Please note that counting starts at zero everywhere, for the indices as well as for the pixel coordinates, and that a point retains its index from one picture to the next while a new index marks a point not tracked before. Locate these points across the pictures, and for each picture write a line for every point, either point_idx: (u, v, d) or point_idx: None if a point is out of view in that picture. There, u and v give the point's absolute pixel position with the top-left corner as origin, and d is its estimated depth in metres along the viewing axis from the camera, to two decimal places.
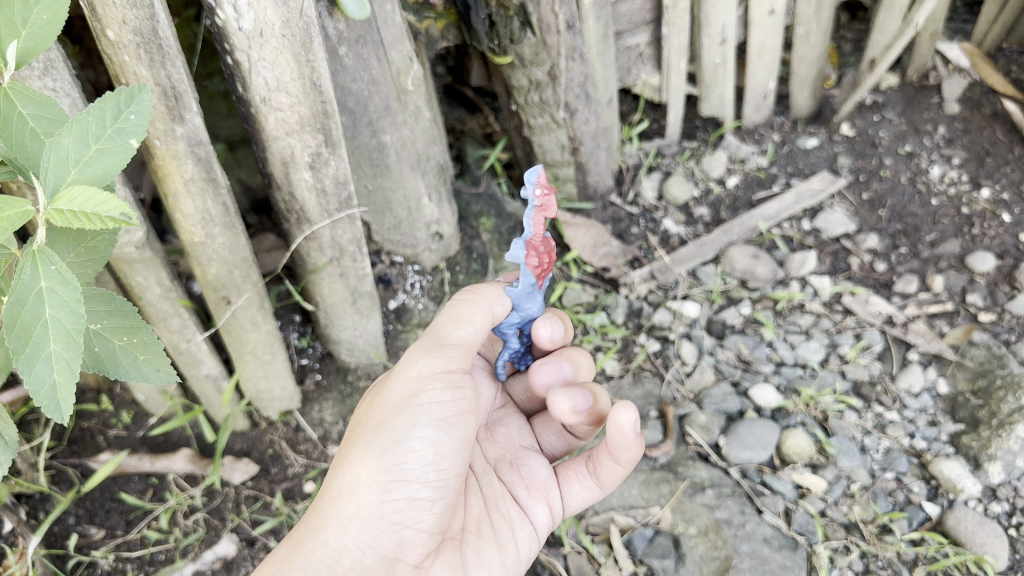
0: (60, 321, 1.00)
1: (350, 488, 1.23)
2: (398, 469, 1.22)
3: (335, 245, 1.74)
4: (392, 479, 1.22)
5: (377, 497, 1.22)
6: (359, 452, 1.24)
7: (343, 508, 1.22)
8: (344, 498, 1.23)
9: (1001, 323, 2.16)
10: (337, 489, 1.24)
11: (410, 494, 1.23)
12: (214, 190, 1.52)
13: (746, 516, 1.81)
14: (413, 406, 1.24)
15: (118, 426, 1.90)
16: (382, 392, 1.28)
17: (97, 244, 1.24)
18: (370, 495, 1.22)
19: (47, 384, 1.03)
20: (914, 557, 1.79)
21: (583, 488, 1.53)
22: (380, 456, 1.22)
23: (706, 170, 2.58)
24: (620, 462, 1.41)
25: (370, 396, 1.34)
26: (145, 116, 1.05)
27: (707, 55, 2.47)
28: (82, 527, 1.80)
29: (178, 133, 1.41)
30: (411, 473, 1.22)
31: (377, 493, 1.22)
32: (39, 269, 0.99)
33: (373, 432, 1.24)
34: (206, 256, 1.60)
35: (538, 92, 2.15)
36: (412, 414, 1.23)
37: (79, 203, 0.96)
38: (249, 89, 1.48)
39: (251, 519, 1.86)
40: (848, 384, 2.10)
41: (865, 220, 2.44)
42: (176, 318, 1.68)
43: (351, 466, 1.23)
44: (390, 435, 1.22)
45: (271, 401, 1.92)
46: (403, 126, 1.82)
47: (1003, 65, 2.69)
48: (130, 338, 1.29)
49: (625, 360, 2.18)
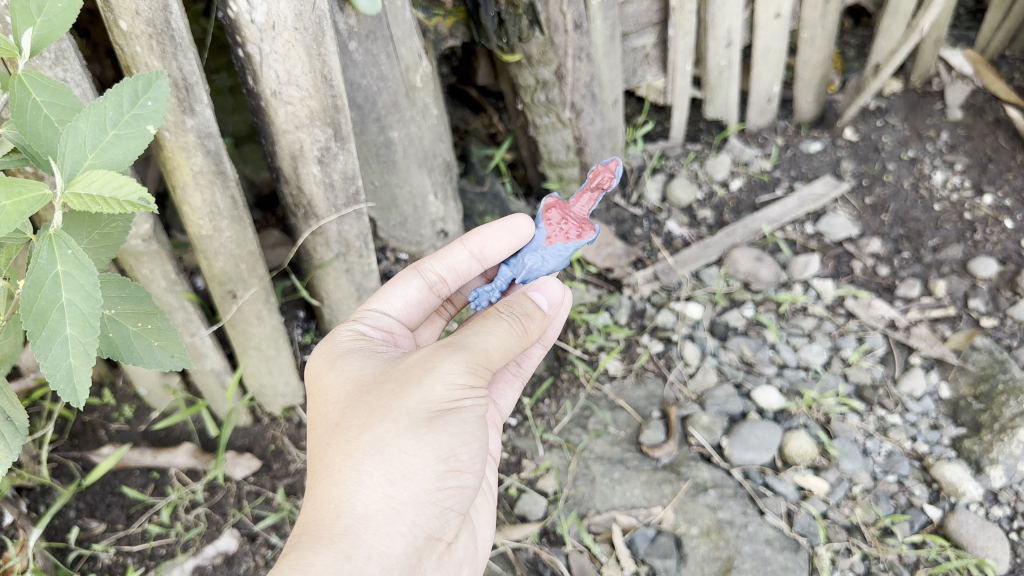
0: (76, 304, 1.00)
1: (399, 479, 1.16)
2: (454, 461, 1.20)
3: (342, 240, 1.75)
4: (445, 467, 1.19)
5: (434, 487, 1.19)
6: (409, 443, 1.15)
7: (393, 500, 1.16)
8: (392, 489, 1.16)
9: (1003, 329, 2.17)
10: (375, 479, 1.15)
11: (460, 481, 1.23)
12: (223, 182, 1.52)
13: (748, 517, 1.82)
14: (468, 398, 1.18)
15: (121, 421, 1.91)
16: (412, 383, 1.16)
17: (111, 231, 1.24)
18: (424, 485, 1.17)
19: (63, 367, 1.04)
20: (915, 560, 1.79)
21: (512, 394, 1.65)
22: (437, 449, 1.17)
23: (710, 173, 2.58)
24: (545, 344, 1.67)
25: (386, 375, 1.21)
26: (162, 102, 1.06)
27: (713, 58, 2.47)
28: (83, 520, 1.80)
29: (188, 125, 1.42)
30: (463, 462, 1.21)
31: (431, 482, 1.18)
32: (56, 253, 0.99)
33: (425, 428, 1.15)
34: (213, 250, 1.60)
35: (544, 92, 2.15)
36: (469, 407, 1.18)
37: (96, 187, 0.96)
38: (260, 81, 1.48)
39: (252, 515, 1.85)
40: (850, 387, 2.10)
41: (868, 224, 2.45)
42: (181, 311, 1.68)
43: (396, 457, 1.15)
44: (448, 429, 1.17)
45: (274, 396, 1.93)
46: (411, 123, 1.82)
47: (1007, 72, 2.70)
48: (144, 324, 1.30)
49: (628, 361, 2.18)
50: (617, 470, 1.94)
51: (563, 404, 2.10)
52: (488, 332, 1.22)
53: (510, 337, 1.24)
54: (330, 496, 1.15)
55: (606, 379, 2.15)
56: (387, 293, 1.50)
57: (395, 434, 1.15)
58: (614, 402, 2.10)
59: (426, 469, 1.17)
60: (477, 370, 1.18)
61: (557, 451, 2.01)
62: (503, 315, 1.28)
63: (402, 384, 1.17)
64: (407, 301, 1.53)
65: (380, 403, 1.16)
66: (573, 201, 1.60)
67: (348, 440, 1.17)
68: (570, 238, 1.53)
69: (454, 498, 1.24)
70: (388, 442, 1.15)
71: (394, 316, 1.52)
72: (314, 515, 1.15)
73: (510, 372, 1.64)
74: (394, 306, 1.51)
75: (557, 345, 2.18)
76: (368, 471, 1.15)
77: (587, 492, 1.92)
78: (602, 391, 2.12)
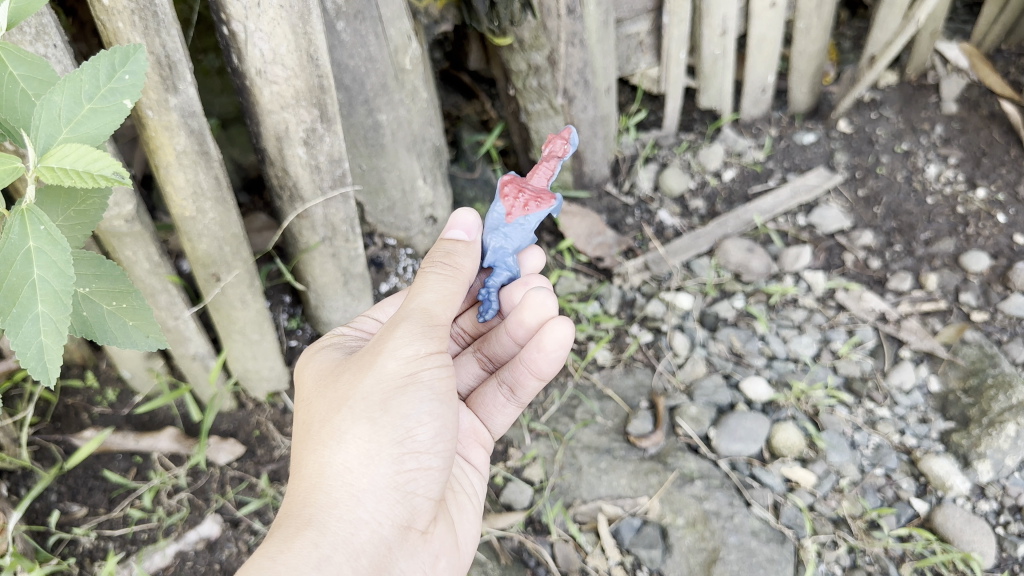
0: (48, 281, 0.98)
1: (360, 466, 1.15)
2: (411, 443, 1.18)
3: (328, 224, 1.72)
4: (403, 450, 1.17)
5: (393, 470, 1.17)
6: (364, 428, 1.16)
7: (351, 484, 1.15)
8: (350, 475, 1.15)
9: (994, 323, 2.16)
10: (336, 467, 1.15)
11: (423, 464, 1.20)
12: (206, 163, 1.49)
13: (734, 508, 1.81)
14: (422, 374, 1.17)
15: (104, 404, 1.88)
16: (366, 366, 1.18)
17: (86, 208, 1.21)
18: (384, 469, 1.16)
19: (33, 346, 1.01)
20: (901, 553, 1.78)
21: (505, 418, 1.63)
22: (394, 430, 1.16)
23: (703, 163, 2.56)
24: (541, 379, 1.53)
25: (348, 367, 1.23)
26: (140, 76, 1.03)
27: (707, 46, 2.45)
28: (65, 504, 1.77)
29: (172, 104, 1.39)
30: (423, 445, 1.19)
31: (390, 466, 1.17)
32: (28, 228, 0.97)
33: (377, 409, 1.16)
34: (197, 231, 1.58)
35: (536, 77, 2.13)
36: (423, 384, 1.18)
37: (70, 161, 0.94)
38: (245, 60, 1.45)
39: (235, 500, 1.83)
40: (840, 379, 2.09)
41: (860, 217, 2.43)
42: (164, 294, 1.66)
43: (351, 440, 1.15)
44: (403, 408, 1.16)
45: (259, 381, 1.90)
46: (400, 106, 1.79)
47: (1003, 66, 2.68)
48: (120, 303, 1.27)
49: (617, 351, 2.17)
50: (604, 460, 1.93)
51: (551, 393, 2.08)
52: (425, 290, 1.23)
53: (450, 292, 1.23)
54: (297, 491, 1.16)
55: (594, 369, 2.13)
56: (384, 303, 1.49)
57: (351, 421, 1.16)
58: (602, 391, 2.08)
59: (385, 453, 1.16)
60: (425, 340, 1.18)
61: (544, 440, 1.99)
62: (433, 266, 1.26)
63: (358, 370, 1.19)
64: None
65: (339, 393, 1.18)
66: (530, 175, 1.52)
67: (313, 434, 1.19)
68: (530, 209, 1.44)
69: (420, 482, 1.21)
70: (345, 429, 1.16)
71: None
72: (284, 511, 1.15)
73: (501, 396, 1.59)
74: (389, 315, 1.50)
75: None
76: (331, 460, 1.15)
77: (574, 482, 1.91)
78: (590, 380, 2.10)
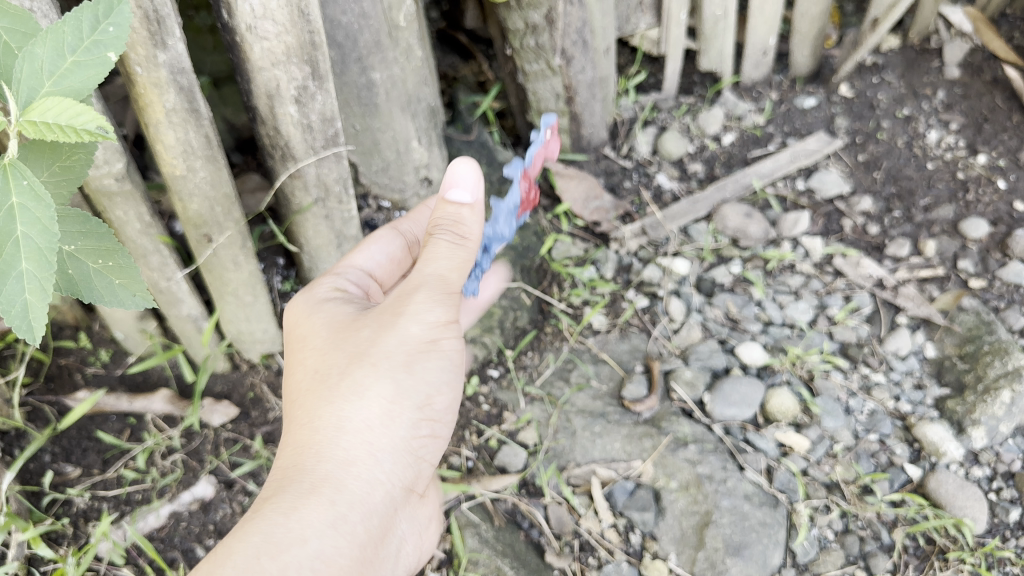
0: (31, 237, 0.96)
1: (374, 426, 1.19)
2: (422, 412, 1.23)
3: (321, 184, 1.69)
4: (417, 418, 1.23)
5: (403, 433, 1.22)
6: (385, 391, 1.19)
7: (367, 446, 1.19)
8: (367, 437, 1.19)
9: (991, 290, 2.16)
10: (360, 424, 1.18)
11: (428, 433, 1.26)
12: (196, 121, 1.46)
13: (727, 472, 1.81)
14: (442, 341, 1.22)
15: (97, 365, 1.87)
16: (388, 328, 1.20)
17: (72, 164, 1.18)
18: (397, 433, 1.21)
19: (18, 304, 0.99)
20: (893, 518, 1.79)
21: None
22: (414, 395, 1.21)
23: (702, 127, 2.52)
24: None
25: (360, 325, 1.25)
26: (125, 28, 0.99)
27: (708, 7, 2.40)
28: (58, 465, 1.77)
29: (161, 60, 1.35)
30: (430, 417, 1.24)
31: (403, 429, 1.22)
32: (11, 184, 0.96)
33: (395, 375, 1.19)
34: (187, 191, 1.55)
35: (534, 36, 2.08)
36: (442, 352, 1.22)
37: (52, 114, 0.91)
38: (235, 16, 1.41)
39: (230, 462, 1.83)
40: (835, 345, 2.08)
41: (859, 181, 2.41)
42: (156, 255, 1.64)
43: (367, 401, 1.19)
44: (421, 375, 1.21)
45: (253, 343, 1.88)
46: (394, 64, 1.75)
47: (1007, 31, 2.64)
48: (106, 261, 1.25)
49: (612, 316, 2.15)
50: (598, 424, 1.92)
51: (546, 357, 2.07)
52: (437, 257, 1.22)
53: (463, 258, 1.24)
54: (309, 440, 1.18)
55: (590, 333, 2.12)
56: (368, 248, 1.48)
57: (372, 378, 1.18)
58: (597, 355, 2.07)
59: (405, 417, 1.21)
60: (445, 308, 1.21)
61: (539, 404, 1.98)
62: (441, 229, 1.25)
63: (378, 330, 1.21)
64: (388, 256, 1.50)
65: (358, 350, 1.20)
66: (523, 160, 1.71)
67: (329, 385, 1.20)
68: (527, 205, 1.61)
69: (428, 448, 1.28)
70: (365, 387, 1.18)
71: (375, 271, 1.49)
72: (294, 462, 1.18)
73: None
74: (373, 260, 1.48)
75: (541, 299, 2.15)
76: (350, 414, 1.18)
77: (568, 446, 1.90)
78: (585, 345, 2.09)
